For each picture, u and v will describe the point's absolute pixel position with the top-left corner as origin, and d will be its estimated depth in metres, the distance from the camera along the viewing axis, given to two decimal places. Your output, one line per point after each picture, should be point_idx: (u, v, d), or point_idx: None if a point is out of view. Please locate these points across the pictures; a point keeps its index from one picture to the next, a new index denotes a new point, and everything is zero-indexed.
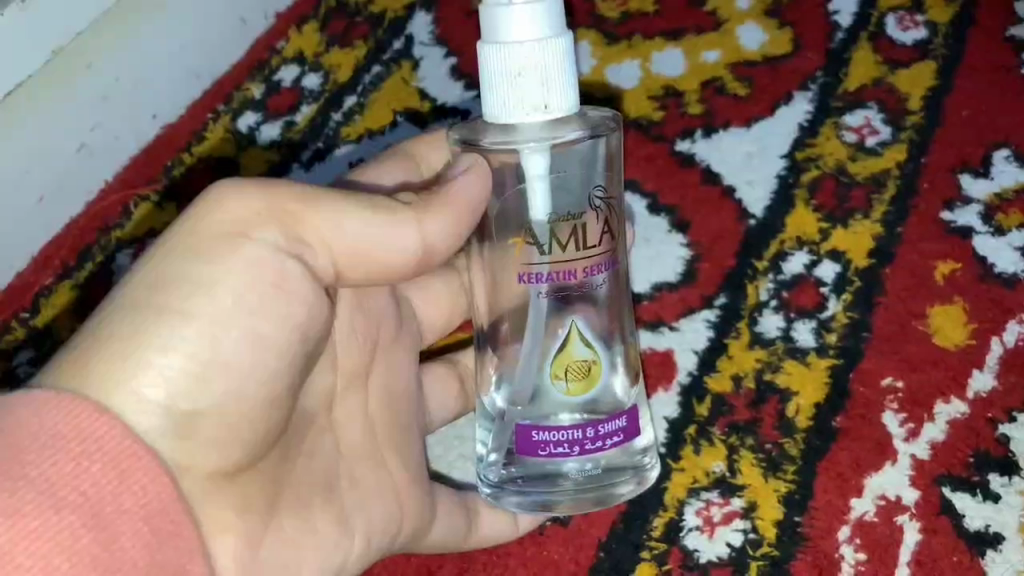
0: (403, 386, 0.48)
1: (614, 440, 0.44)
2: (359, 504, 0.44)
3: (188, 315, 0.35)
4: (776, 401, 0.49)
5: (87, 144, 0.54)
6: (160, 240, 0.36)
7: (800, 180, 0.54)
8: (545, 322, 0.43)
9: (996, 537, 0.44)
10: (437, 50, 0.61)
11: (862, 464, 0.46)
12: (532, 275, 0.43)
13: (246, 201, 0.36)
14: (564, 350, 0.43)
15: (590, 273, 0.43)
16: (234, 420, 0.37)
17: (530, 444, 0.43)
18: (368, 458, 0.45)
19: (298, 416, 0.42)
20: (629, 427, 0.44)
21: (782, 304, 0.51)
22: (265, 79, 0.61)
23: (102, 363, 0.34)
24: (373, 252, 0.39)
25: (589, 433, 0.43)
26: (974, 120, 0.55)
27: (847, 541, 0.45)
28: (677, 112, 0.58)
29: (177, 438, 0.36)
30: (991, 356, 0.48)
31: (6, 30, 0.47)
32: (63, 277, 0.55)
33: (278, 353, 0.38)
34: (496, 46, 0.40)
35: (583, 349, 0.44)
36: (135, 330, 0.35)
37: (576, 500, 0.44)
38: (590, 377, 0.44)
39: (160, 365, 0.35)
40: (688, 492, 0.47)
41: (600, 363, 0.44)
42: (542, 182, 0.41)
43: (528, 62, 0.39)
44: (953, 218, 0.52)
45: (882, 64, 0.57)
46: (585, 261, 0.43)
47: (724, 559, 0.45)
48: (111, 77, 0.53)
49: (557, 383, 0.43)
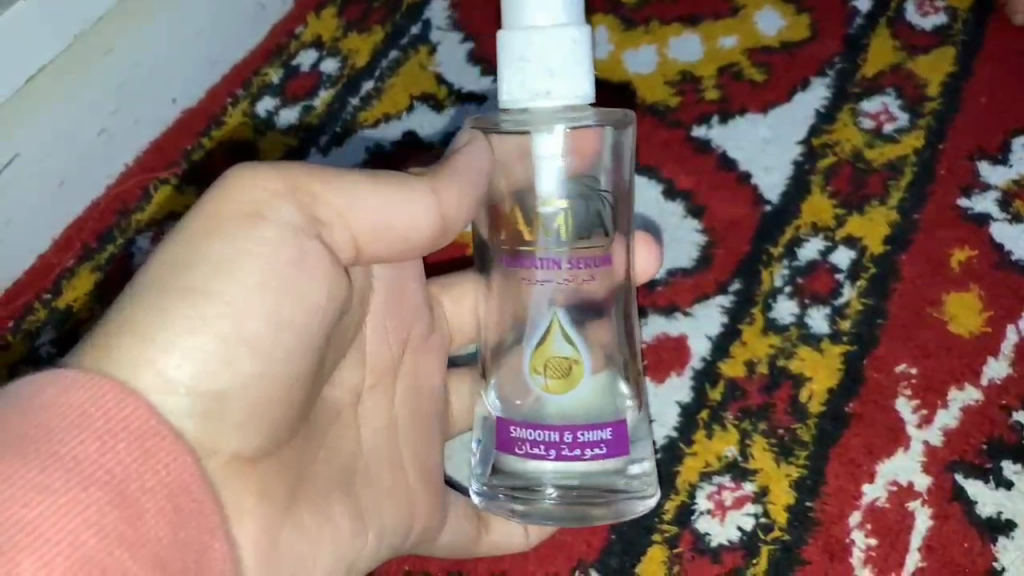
0: (432, 387, 0.49)
1: (596, 451, 0.42)
2: (375, 497, 0.45)
3: (212, 298, 0.36)
4: (789, 386, 0.49)
5: (109, 128, 0.54)
6: (181, 224, 0.37)
7: (816, 167, 0.54)
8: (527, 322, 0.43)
9: (1007, 523, 0.45)
10: (455, 35, 0.60)
11: (875, 450, 0.47)
12: (533, 262, 0.42)
13: (262, 182, 0.37)
14: (543, 343, 0.42)
15: (584, 268, 0.42)
16: (257, 401, 0.37)
17: (506, 440, 0.43)
18: (385, 454, 0.46)
19: (320, 405, 0.43)
20: (614, 440, 0.42)
21: (797, 290, 0.51)
22: (284, 64, 0.61)
23: (129, 346, 0.35)
24: (392, 226, 0.39)
25: (567, 438, 0.41)
26: (993, 107, 0.54)
27: (857, 526, 0.46)
28: (693, 98, 0.57)
29: (203, 420, 0.36)
30: (1006, 344, 0.48)
31: (31, 18, 0.47)
32: (85, 259, 0.57)
33: (299, 335, 0.38)
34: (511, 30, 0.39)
35: (564, 346, 0.42)
36: (158, 313, 0.35)
37: (558, 517, 0.43)
38: (569, 377, 0.42)
39: (185, 347, 0.35)
40: (699, 476, 0.48)
41: (582, 362, 0.42)
42: (551, 164, 0.41)
43: (541, 48, 0.38)
44: (971, 205, 0.52)
45: (901, 50, 0.56)
46: (582, 250, 0.43)
47: (735, 542, 0.47)
48: (133, 62, 0.53)
49: (534, 376, 0.42)
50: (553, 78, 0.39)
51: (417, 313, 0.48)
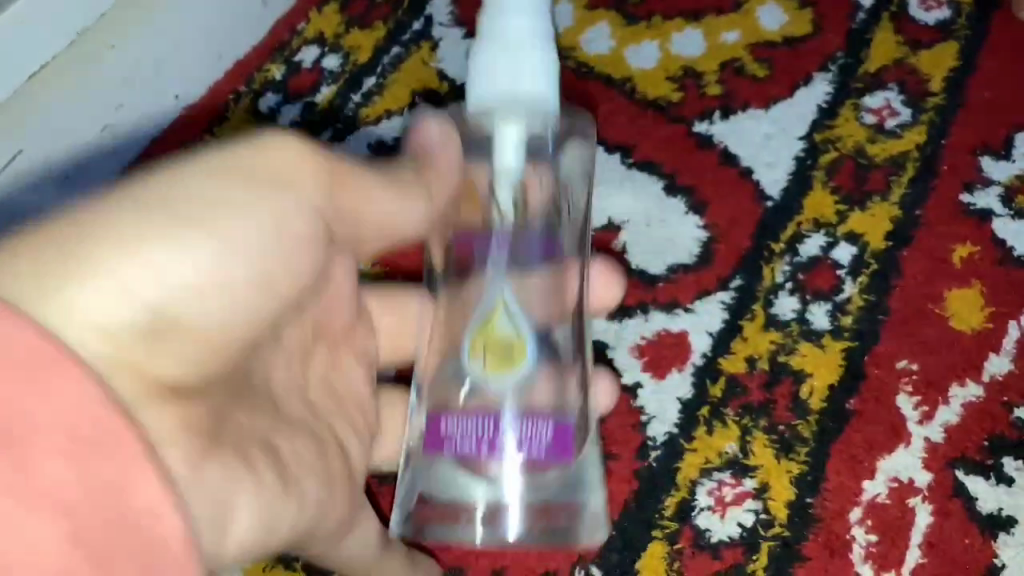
0: (352, 385, 0.47)
1: (544, 441, 0.44)
2: (311, 482, 0.39)
3: (195, 224, 0.34)
4: (790, 382, 0.49)
5: (112, 125, 0.54)
6: (179, 156, 0.35)
7: (818, 163, 0.54)
8: (486, 299, 0.44)
9: (1008, 519, 0.45)
10: (458, 31, 0.61)
11: (875, 446, 0.47)
12: (492, 248, 0.44)
13: (284, 149, 0.37)
14: (487, 324, 0.44)
15: (529, 252, 0.45)
16: (212, 346, 0.35)
17: (439, 438, 0.45)
18: (311, 434, 0.42)
19: (251, 357, 0.39)
20: (559, 433, 0.45)
21: (798, 286, 0.51)
22: (286, 61, 0.61)
23: (59, 269, 0.30)
24: (393, 222, 0.44)
25: (496, 431, 0.44)
26: (996, 102, 0.54)
27: (858, 523, 0.46)
28: (695, 93, 0.57)
29: (150, 351, 0.32)
30: (1008, 340, 0.48)
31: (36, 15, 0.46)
32: None
33: (258, 292, 0.37)
34: (487, 58, 0.40)
35: (509, 324, 0.44)
36: (127, 234, 0.32)
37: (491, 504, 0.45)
38: (511, 357, 0.44)
39: (159, 265, 0.32)
40: (700, 473, 0.48)
41: (525, 340, 0.44)
42: (509, 177, 0.42)
43: (512, 82, 0.40)
44: (973, 201, 0.52)
45: (904, 45, 0.57)
46: (515, 238, 0.44)
47: (735, 538, 0.46)
48: (138, 58, 0.53)
49: (472, 361, 0.44)
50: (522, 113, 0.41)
51: (346, 305, 0.47)
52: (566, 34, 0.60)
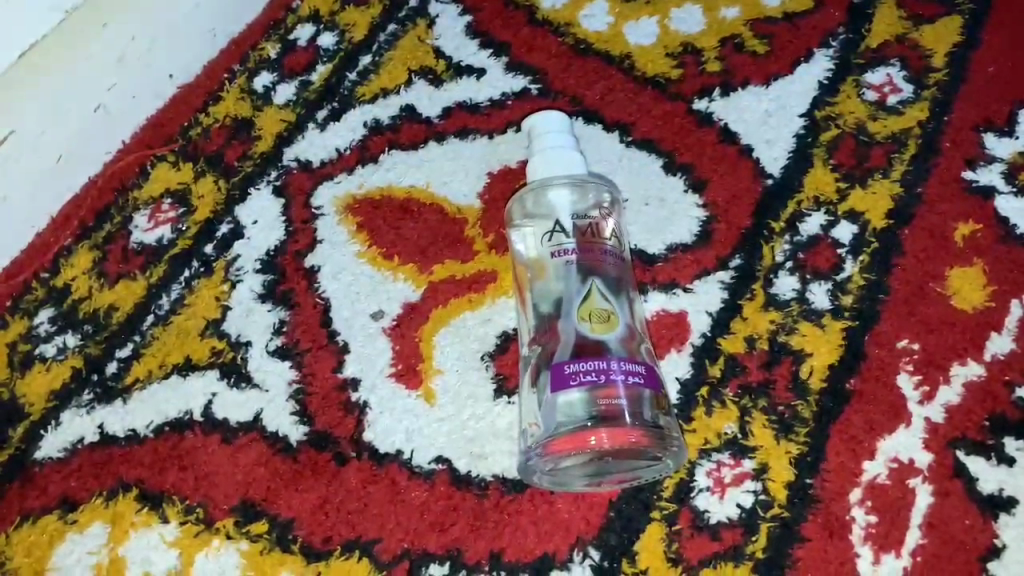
0: None
1: (634, 380, 0.44)
2: None
3: None
4: (790, 362, 0.48)
5: (105, 105, 0.53)
6: None
7: (819, 140, 0.54)
8: (573, 294, 0.46)
9: (1009, 500, 0.45)
10: (454, 7, 0.60)
11: (876, 427, 0.46)
12: (564, 254, 0.47)
13: None
14: (584, 302, 0.46)
15: (611, 256, 0.48)
16: None
17: (563, 379, 0.44)
18: None
19: None
20: (648, 377, 0.45)
21: (798, 265, 0.50)
22: (281, 39, 0.60)
23: None
24: None
25: (611, 364, 0.44)
26: (998, 78, 0.54)
27: (858, 504, 0.45)
28: (695, 70, 0.57)
29: None
30: (1010, 318, 0.48)
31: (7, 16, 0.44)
32: (82, 237, 0.55)
33: None
34: (553, 140, 0.48)
35: (604, 302, 0.46)
36: None
37: (568, 473, 0.45)
38: (610, 323, 0.46)
39: None
40: (699, 453, 0.47)
41: (618, 315, 0.46)
42: (560, 215, 0.48)
43: (571, 172, 0.48)
44: (976, 177, 0.52)
45: (906, 20, 0.57)
46: (599, 246, 0.47)
47: (734, 519, 0.45)
48: (129, 35, 0.52)
49: (580, 323, 0.45)
50: (575, 187, 0.48)
51: None
52: (564, 10, 0.60)
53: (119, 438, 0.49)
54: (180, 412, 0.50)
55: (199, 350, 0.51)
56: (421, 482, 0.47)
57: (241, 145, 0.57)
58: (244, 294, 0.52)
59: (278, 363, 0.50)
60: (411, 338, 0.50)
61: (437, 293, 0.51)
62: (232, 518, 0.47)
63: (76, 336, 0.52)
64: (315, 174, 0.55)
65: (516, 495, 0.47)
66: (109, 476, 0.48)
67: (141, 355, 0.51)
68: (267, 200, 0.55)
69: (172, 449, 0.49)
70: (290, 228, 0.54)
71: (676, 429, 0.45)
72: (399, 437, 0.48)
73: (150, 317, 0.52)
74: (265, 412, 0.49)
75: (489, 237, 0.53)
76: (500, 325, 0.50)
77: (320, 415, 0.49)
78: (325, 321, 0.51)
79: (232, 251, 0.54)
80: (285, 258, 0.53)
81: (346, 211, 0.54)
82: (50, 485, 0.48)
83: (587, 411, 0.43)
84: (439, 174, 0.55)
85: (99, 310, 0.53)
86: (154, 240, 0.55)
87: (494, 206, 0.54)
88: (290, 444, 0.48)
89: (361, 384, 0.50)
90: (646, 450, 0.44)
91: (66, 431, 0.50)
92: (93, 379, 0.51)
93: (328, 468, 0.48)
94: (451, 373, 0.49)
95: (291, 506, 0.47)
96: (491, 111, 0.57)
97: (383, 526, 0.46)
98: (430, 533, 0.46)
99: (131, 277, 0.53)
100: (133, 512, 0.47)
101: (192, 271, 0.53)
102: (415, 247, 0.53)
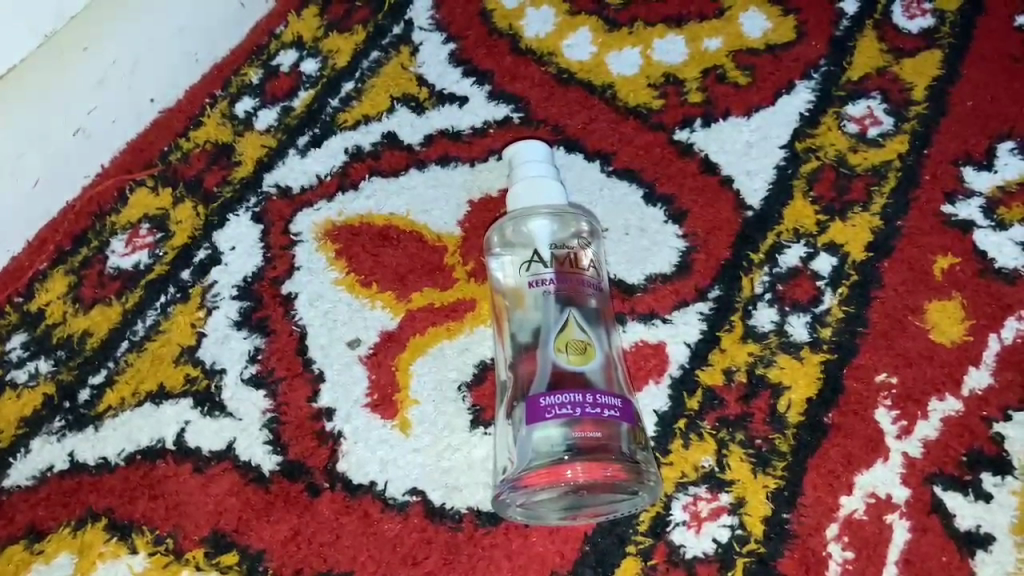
0: None
1: (611, 415, 0.44)
2: None
3: None
4: (768, 395, 0.48)
5: (84, 128, 0.53)
6: None
7: (800, 171, 0.54)
8: (549, 325, 0.46)
9: (986, 537, 0.44)
10: (437, 35, 0.60)
11: (853, 461, 0.46)
12: (543, 283, 0.47)
13: None
14: (563, 333, 0.46)
15: (588, 285, 0.47)
16: None
17: (540, 412, 0.43)
18: None
19: None
20: (625, 413, 0.44)
21: (777, 297, 0.50)
22: (264, 64, 0.60)
23: None
24: None
25: (588, 397, 0.43)
26: (979, 111, 0.55)
27: (835, 539, 0.45)
28: (676, 100, 0.57)
29: None
30: (989, 353, 0.48)
31: None
32: (58, 262, 0.54)
33: None
34: (532, 175, 0.48)
35: (581, 332, 0.46)
36: None
37: (541, 506, 0.44)
38: (587, 354, 0.45)
39: None
40: (675, 487, 0.46)
41: (596, 345, 0.46)
42: (539, 245, 0.48)
43: (550, 207, 0.48)
44: (955, 212, 0.52)
45: (888, 53, 0.57)
46: (578, 275, 0.47)
47: (710, 554, 0.45)
48: (109, 59, 0.52)
49: (558, 354, 0.45)
50: (557, 220, 0.48)
51: None
52: (548, 39, 0.60)
53: (90, 466, 0.49)
54: (152, 440, 0.49)
55: (174, 377, 0.50)
56: (394, 514, 0.47)
57: (221, 170, 0.57)
58: (220, 321, 0.52)
59: (253, 391, 0.50)
60: (388, 367, 0.50)
61: (415, 321, 0.51)
62: (202, 549, 0.46)
63: (49, 362, 0.51)
64: (294, 201, 0.55)
65: (491, 528, 0.46)
66: (78, 505, 0.48)
67: (114, 382, 0.51)
68: (245, 226, 0.55)
69: (143, 478, 0.48)
70: (268, 255, 0.53)
71: (653, 463, 0.45)
72: (373, 468, 0.48)
73: (125, 343, 0.52)
74: (238, 441, 0.49)
75: (468, 265, 0.53)
76: (478, 354, 0.50)
77: (295, 444, 0.48)
78: (301, 349, 0.51)
79: (209, 278, 0.53)
80: (262, 285, 0.53)
81: (325, 237, 0.54)
82: (17, 514, 0.48)
83: (565, 443, 0.43)
84: (420, 201, 0.55)
85: (72, 336, 0.52)
86: (130, 266, 0.54)
87: (474, 234, 0.54)
88: (264, 473, 0.48)
89: (336, 413, 0.49)
90: (623, 484, 0.43)
91: (36, 458, 0.49)
92: (65, 406, 0.50)
93: (301, 499, 0.47)
94: (428, 403, 0.49)
95: (263, 538, 0.46)
96: (473, 139, 0.57)
97: (355, 558, 0.46)
98: (402, 566, 0.46)
99: (106, 302, 0.53)
100: (102, 542, 0.47)
101: (167, 297, 0.53)
102: (393, 274, 0.53)
